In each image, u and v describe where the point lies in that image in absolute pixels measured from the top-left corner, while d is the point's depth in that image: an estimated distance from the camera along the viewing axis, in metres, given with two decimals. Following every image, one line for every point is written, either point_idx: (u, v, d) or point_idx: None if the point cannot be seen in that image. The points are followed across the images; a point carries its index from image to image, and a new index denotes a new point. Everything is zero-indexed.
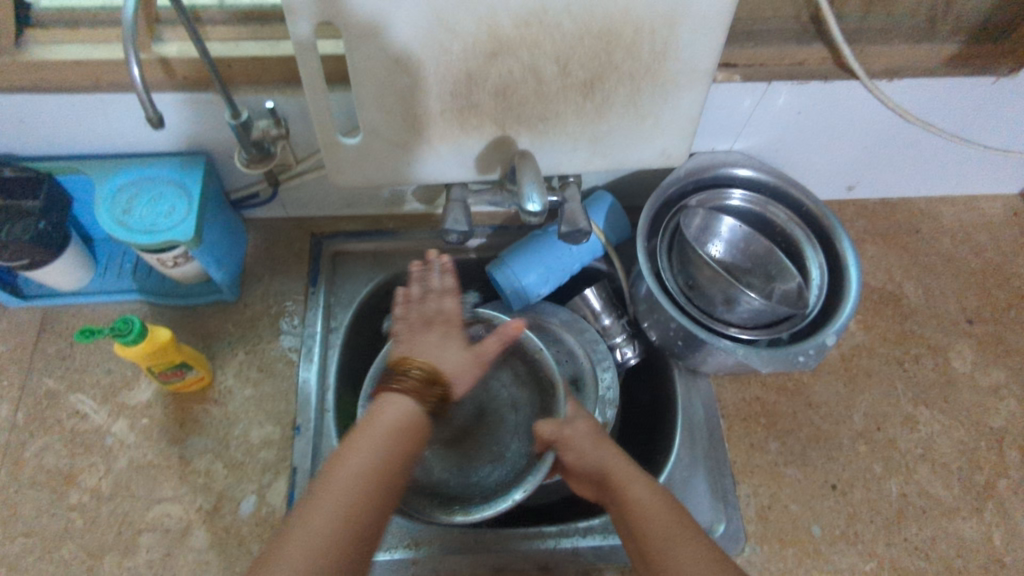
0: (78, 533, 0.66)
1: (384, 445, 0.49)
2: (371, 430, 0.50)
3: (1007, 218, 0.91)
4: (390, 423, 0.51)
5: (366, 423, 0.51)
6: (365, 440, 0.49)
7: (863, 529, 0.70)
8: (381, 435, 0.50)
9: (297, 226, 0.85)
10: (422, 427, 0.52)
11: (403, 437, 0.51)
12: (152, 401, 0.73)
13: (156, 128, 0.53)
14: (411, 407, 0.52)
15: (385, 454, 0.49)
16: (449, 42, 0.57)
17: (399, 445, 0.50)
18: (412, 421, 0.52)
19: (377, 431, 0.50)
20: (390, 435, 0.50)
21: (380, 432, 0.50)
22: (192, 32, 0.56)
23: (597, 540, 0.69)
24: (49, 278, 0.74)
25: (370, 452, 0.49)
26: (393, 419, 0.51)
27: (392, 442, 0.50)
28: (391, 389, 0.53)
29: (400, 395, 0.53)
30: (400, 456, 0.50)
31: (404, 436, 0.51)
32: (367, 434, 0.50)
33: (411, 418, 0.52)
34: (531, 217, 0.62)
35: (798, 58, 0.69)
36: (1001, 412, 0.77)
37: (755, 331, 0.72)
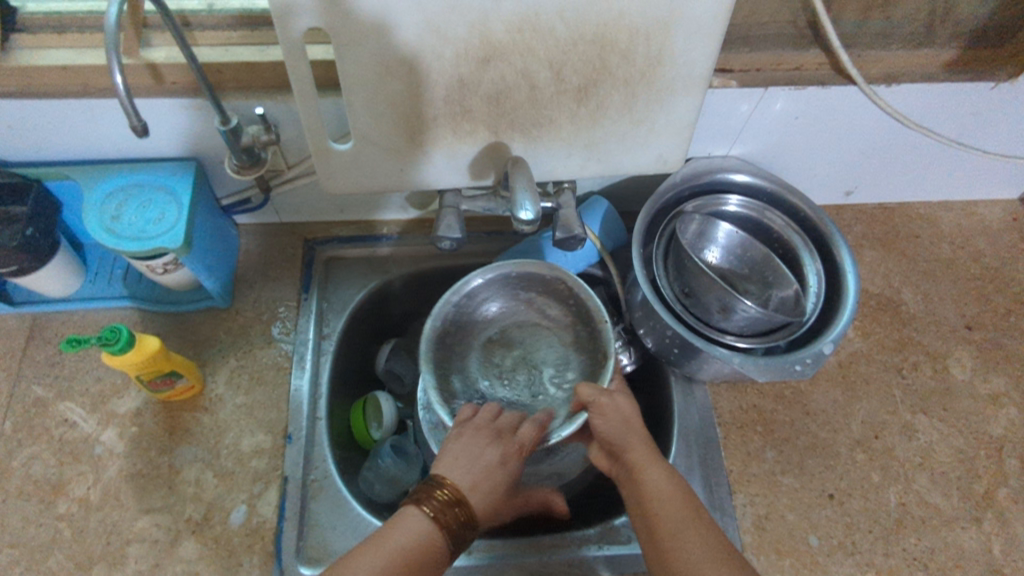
0: (66, 544, 0.65)
1: (392, 570, 0.49)
2: (384, 548, 0.50)
3: (1006, 223, 0.90)
4: (409, 545, 0.51)
5: (382, 537, 0.51)
6: (380, 556, 0.49)
7: (861, 539, 0.69)
8: (395, 557, 0.50)
9: (289, 231, 0.85)
10: (440, 553, 0.52)
11: (415, 565, 0.50)
12: (142, 409, 0.72)
13: (140, 136, 0.52)
14: (428, 532, 0.52)
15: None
16: (440, 48, 0.56)
17: (410, 573, 0.50)
18: (430, 548, 0.51)
19: (390, 553, 0.50)
20: (404, 561, 0.50)
21: (396, 550, 0.50)
22: (179, 37, 0.55)
23: (591, 550, 0.68)
24: (38, 285, 0.73)
25: (376, 571, 0.49)
26: (407, 543, 0.51)
27: (402, 569, 0.49)
28: (414, 506, 0.53)
29: (424, 518, 0.52)
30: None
31: (414, 567, 0.50)
32: (379, 550, 0.50)
33: (424, 543, 0.51)
34: (524, 225, 0.62)
35: (795, 63, 0.69)
36: (1001, 420, 0.76)
37: (752, 339, 0.71)
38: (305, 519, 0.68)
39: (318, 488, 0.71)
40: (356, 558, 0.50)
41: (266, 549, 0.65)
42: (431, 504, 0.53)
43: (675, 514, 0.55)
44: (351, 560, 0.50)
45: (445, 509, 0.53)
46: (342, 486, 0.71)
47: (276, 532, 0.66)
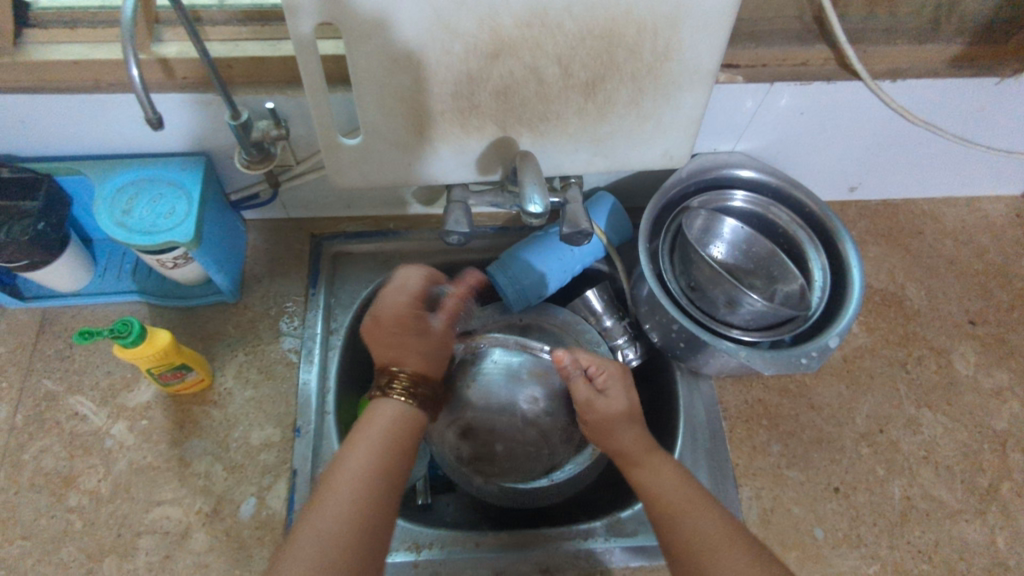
0: (77, 536, 0.65)
1: (384, 448, 0.54)
2: (370, 431, 0.55)
3: (1009, 219, 0.90)
4: (386, 422, 0.56)
5: (362, 429, 0.55)
6: (365, 443, 0.54)
7: (866, 532, 0.69)
8: (377, 439, 0.54)
9: (297, 226, 0.85)
10: (416, 426, 0.58)
11: (400, 438, 0.56)
12: (152, 402, 0.73)
13: (154, 128, 0.52)
14: (402, 409, 0.58)
15: (383, 455, 0.54)
16: (450, 42, 0.56)
17: (395, 448, 0.55)
18: (405, 419, 0.57)
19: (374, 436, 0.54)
20: (388, 439, 0.55)
21: (381, 431, 0.55)
22: (192, 32, 0.55)
23: (598, 543, 0.69)
24: (49, 279, 0.74)
25: (367, 455, 0.53)
26: (388, 423, 0.56)
27: (388, 444, 0.54)
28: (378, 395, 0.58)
29: (392, 401, 0.58)
30: (404, 461, 0.55)
31: (398, 441, 0.55)
32: (360, 441, 0.54)
33: (401, 421, 0.57)
34: (533, 219, 0.62)
35: (802, 58, 0.68)
36: (1004, 414, 0.77)
37: (757, 332, 0.72)
38: None
39: None
40: (347, 451, 0.54)
41: (275, 541, 0.66)
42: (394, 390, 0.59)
43: (679, 500, 0.56)
44: (344, 454, 0.53)
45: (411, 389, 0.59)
46: None
47: (285, 525, 0.67)
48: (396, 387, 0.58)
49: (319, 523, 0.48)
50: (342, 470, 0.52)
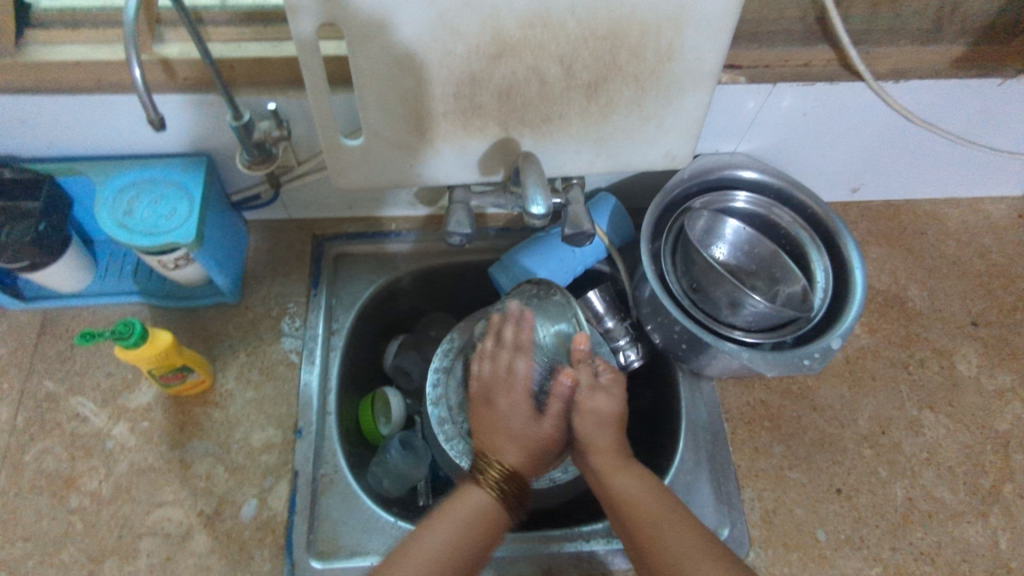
0: (78, 538, 0.65)
1: (461, 536, 0.56)
2: (452, 516, 0.58)
3: (1012, 220, 0.90)
4: (470, 515, 0.58)
5: (450, 509, 0.58)
6: (452, 521, 0.57)
7: (869, 534, 0.69)
8: (459, 528, 0.57)
9: (298, 227, 0.85)
10: (495, 527, 0.58)
11: (478, 534, 0.57)
12: (152, 404, 0.72)
13: (157, 129, 0.52)
14: (490, 505, 0.59)
15: (463, 547, 0.56)
16: (452, 43, 0.56)
17: (473, 545, 0.56)
18: (489, 516, 0.58)
19: (461, 521, 0.57)
20: (471, 527, 0.57)
21: (460, 522, 0.57)
22: (194, 33, 0.55)
23: (599, 544, 0.68)
24: (49, 281, 0.73)
25: (449, 539, 0.56)
26: (471, 516, 0.58)
27: (467, 537, 0.56)
28: (472, 482, 0.60)
29: (482, 492, 0.59)
30: (474, 556, 0.56)
31: (477, 532, 0.57)
32: (447, 519, 0.57)
33: (486, 515, 0.58)
34: (536, 220, 0.62)
35: (805, 59, 0.69)
36: (1007, 416, 0.77)
37: (760, 334, 0.71)
38: (316, 513, 0.69)
39: (328, 483, 0.71)
40: (429, 526, 0.57)
41: (277, 543, 0.66)
42: (485, 484, 0.60)
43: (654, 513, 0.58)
44: (428, 530, 0.57)
45: (505, 489, 0.59)
46: (352, 480, 0.71)
47: (287, 526, 0.67)
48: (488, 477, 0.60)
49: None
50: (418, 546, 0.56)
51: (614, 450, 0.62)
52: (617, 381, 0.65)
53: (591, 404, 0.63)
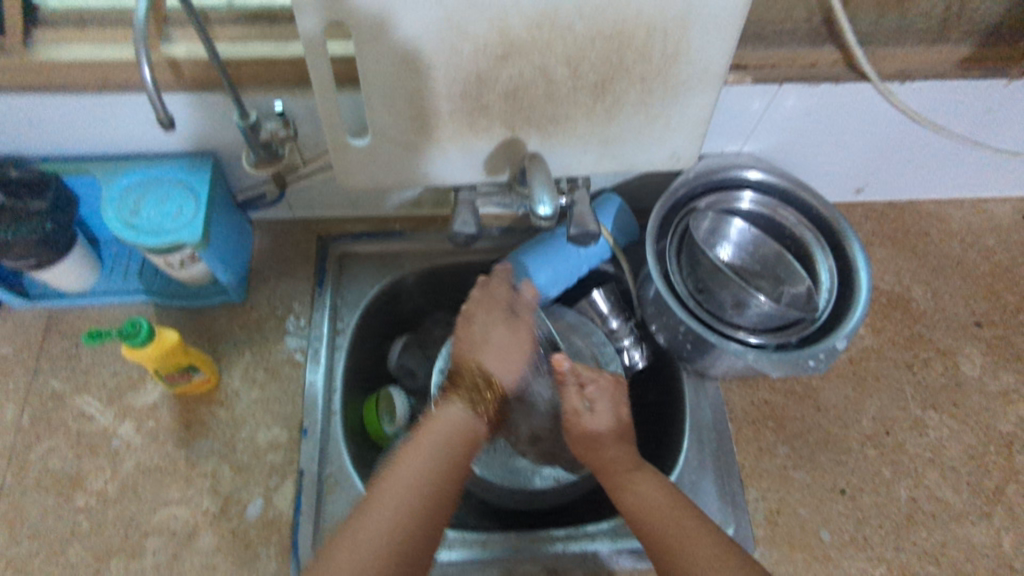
0: (84, 536, 0.65)
1: (441, 452, 0.57)
2: (431, 432, 0.58)
3: (1015, 221, 0.90)
4: (446, 430, 0.59)
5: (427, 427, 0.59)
6: (425, 441, 0.57)
7: (873, 534, 0.69)
8: (437, 442, 0.57)
9: (303, 227, 0.85)
10: (470, 441, 0.59)
11: (458, 445, 0.58)
12: (158, 402, 0.73)
13: (165, 128, 0.52)
14: (465, 415, 0.60)
15: (447, 456, 0.57)
16: (460, 44, 0.56)
17: (452, 456, 0.57)
18: (466, 427, 0.59)
19: (433, 440, 0.57)
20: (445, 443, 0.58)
21: (439, 441, 0.57)
22: (203, 33, 0.55)
23: (604, 544, 0.69)
24: (55, 280, 0.74)
25: (428, 455, 0.56)
26: (449, 428, 0.59)
27: (448, 452, 0.57)
28: (445, 398, 0.62)
29: (456, 405, 0.61)
30: (450, 470, 0.56)
31: (460, 443, 0.58)
32: (421, 439, 0.57)
33: (466, 426, 0.59)
34: (542, 221, 0.62)
35: (810, 60, 0.69)
36: (1011, 417, 0.77)
37: (765, 334, 0.72)
38: (321, 513, 0.69)
39: (333, 483, 0.71)
40: (407, 446, 0.57)
41: (282, 542, 0.66)
42: (456, 397, 0.61)
43: (669, 524, 0.57)
44: (407, 450, 0.57)
45: (478, 395, 0.62)
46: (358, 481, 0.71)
47: (292, 525, 0.67)
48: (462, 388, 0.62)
49: (373, 517, 0.51)
50: (401, 466, 0.55)
51: (622, 461, 0.63)
52: (604, 394, 0.66)
53: (579, 426, 0.64)
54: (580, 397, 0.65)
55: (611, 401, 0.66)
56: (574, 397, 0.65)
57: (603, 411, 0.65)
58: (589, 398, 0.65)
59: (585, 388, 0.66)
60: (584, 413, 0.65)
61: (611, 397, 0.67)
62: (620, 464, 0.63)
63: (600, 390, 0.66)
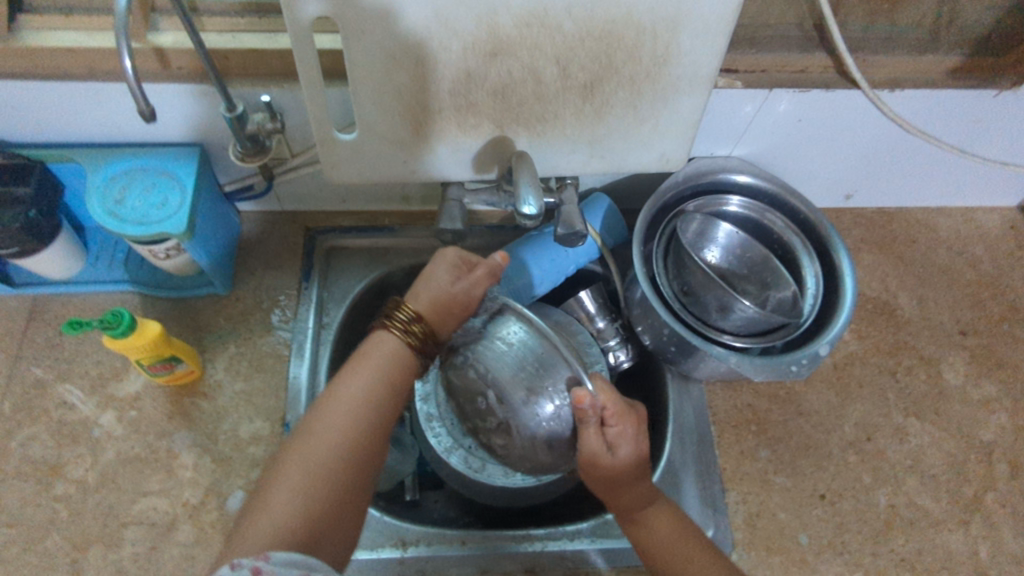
0: (62, 526, 0.65)
1: (376, 381, 0.56)
2: (366, 364, 0.57)
3: (1004, 231, 0.91)
4: (378, 359, 0.57)
5: (361, 358, 0.57)
6: (361, 364, 0.56)
7: (851, 539, 0.70)
8: (375, 371, 0.56)
9: (292, 219, 0.85)
10: (409, 368, 0.58)
11: (396, 373, 0.57)
12: (141, 393, 0.72)
13: (147, 120, 0.53)
14: (400, 349, 0.58)
15: (382, 388, 0.56)
16: (449, 41, 0.56)
17: (389, 383, 0.56)
18: (399, 360, 0.57)
19: (369, 369, 0.56)
20: (381, 366, 0.57)
21: (377, 368, 0.56)
22: (188, 22, 0.54)
23: (583, 544, 0.69)
24: (38, 267, 0.73)
25: (364, 385, 0.55)
26: (384, 355, 0.57)
27: (384, 379, 0.56)
28: (382, 326, 0.59)
29: (391, 334, 0.58)
30: (387, 396, 0.56)
31: (396, 373, 0.57)
32: (357, 369, 0.56)
33: (403, 362, 0.58)
34: (527, 220, 0.62)
35: (800, 66, 0.69)
36: (991, 426, 0.77)
37: (748, 338, 0.72)
38: None
39: None
40: (343, 375, 0.56)
41: None
42: (393, 324, 0.59)
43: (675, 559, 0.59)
44: (339, 382, 0.55)
45: (411, 328, 0.58)
46: None
47: None
48: (397, 322, 0.59)
49: (309, 447, 0.51)
50: (334, 401, 0.54)
51: (643, 497, 0.61)
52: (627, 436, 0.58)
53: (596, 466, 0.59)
54: (600, 437, 0.58)
55: (636, 441, 0.59)
56: (591, 437, 0.58)
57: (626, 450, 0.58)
58: (609, 436, 0.58)
59: (607, 424, 0.58)
60: (604, 453, 0.58)
61: (636, 433, 0.58)
62: (643, 499, 0.61)
63: (623, 426, 0.58)
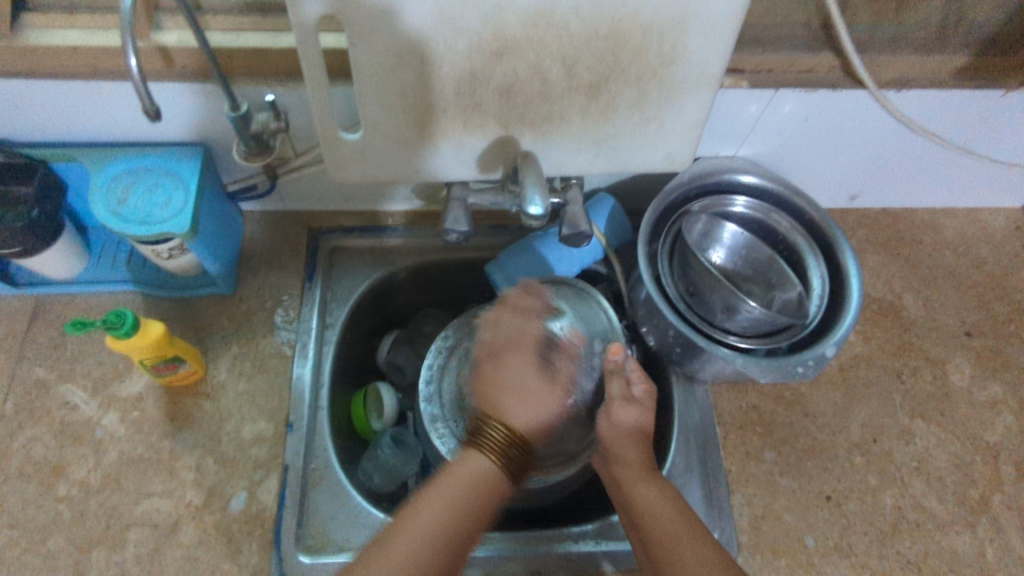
0: (64, 527, 0.65)
1: (456, 509, 0.51)
2: (457, 479, 0.53)
3: (1009, 232, 0.90)
4: (469, 478, 0.53)
5: (445, 475, 0.53)
6: (451, 482, 0.52)
7: (857, 541, 0.69)
8: (457, 495, 0.52)
9: (295, 219, 0.84)
10: (498, 490, 0.54)
11: (484, 494, 0.53)
12: (143, 393, 0.72)
13: (152, 119, 0.52)
14: (490, 470, 0.54)
15: (464, 514, 0.51)
16: (454, 40, 0.56)
17: (477, 508, 0.52)
18: (489, 484, 0.53)
19: (454, 491, 0.52)
20: (470, 488, 0.52)
21: (462, 488, 0.52)
22: (193, 22, 0.54)
23: (589, 545, 0.69)
24: (41, 266, 0.73)
25: (448, 510, 0.51)
26: (473, 475, 0.53)
27: (468, 504, 0.52)
28: (474, 441, 0.55)
29: (484, 450, 0.54)
30: (464, 529, 0.51)
31: (482, 497, 0.52)
32: (446, 487, 0.52)
33: (493, 483, 0.53)
34: (533, 220, 0.62)
35: (808, 65, 0.68)
36: (998, 427, 0.77)
37: (754, 339, 0.72)
38: (304, 509, 0.68)
39: (318, 478, 0.71)
40: (426, 493, 0.52)
41: (265, 536, 0.66)
42: (489, 436, 0.55)
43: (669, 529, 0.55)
44: (423, 499, 0.52)
45: (505, 446, 0.54)
46: (342, 477, 0.71)
47: (274, 520, 0.66)
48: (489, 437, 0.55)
49: (376, 573, 0.47)
50: (411, 522, 0.50)
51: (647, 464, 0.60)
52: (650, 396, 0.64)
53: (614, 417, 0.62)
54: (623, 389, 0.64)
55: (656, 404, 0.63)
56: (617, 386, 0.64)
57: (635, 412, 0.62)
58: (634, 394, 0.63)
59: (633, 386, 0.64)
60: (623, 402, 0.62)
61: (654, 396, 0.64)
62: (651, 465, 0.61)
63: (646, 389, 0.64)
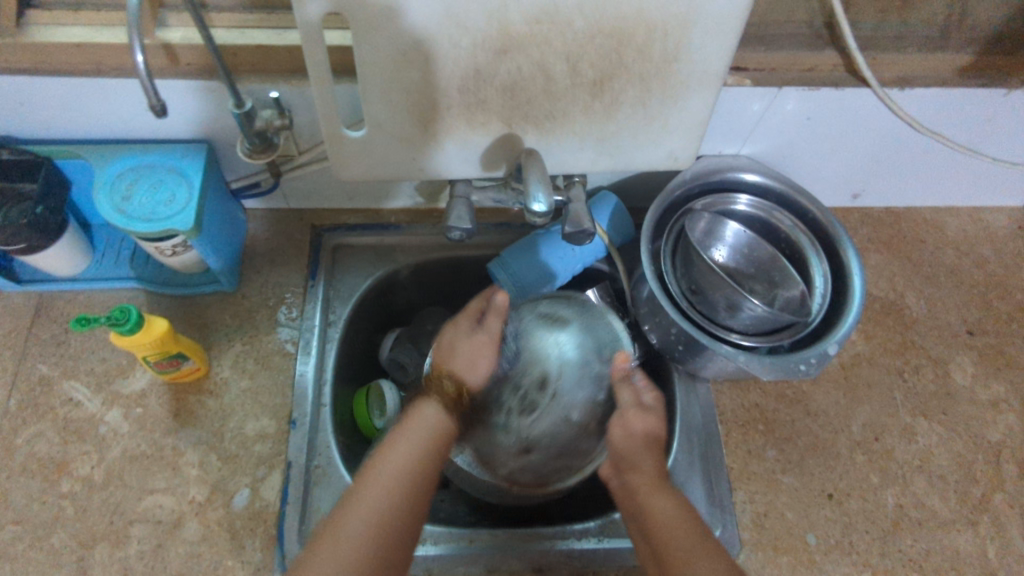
0: (68, 523, 0.65)
1: (414, 458, 0.59)
2: (413, 432, 0.61)
3: (1011, 231, 0.90)
4: (421, 426, 0.62)
5: (399, 434, 0.61)
6: (408, 431, 0.61)
7: (859, 539, 0.70)
8: (415, 443, 0.60)
9: (297, 217, 0.85)
10: (447, 437, 0.62)
11: (436, 444, 0.61)
12: (147, 390, 0.72)
13: (158, 114, 0.53)
14: (438, 420, 0.62)
15: (423, 458, 0.59)
16: (459, 37, 0.56)
17: (429, 453, 0.60)
18: (437, 432, 0.61)
19: (410, 442, 0.60)
20: (423, 439, 0.61)
21: (417, 438, 0.60)
22: (199, 19, 0.54)
23: (591, 543, 0.69)
24: (45, 263, 0.73)
25: (409, 455, 0.59)
26: (424, 427, 0.61)
27: (425, 450, 0.60)
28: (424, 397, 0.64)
29: (433, 407, 0.63)
30: (424, 471, 0.59)
31: (435, 444, 0.61)
32: (403, 437, 0.60)
33: (445, 430, 0.62)
34: (536, 217, 0.62)
35: (810, 64, 0.69)
36: (999, 426, 0.77)
37: (756, 338, 0.72)
38: (307, 506, 0.68)
39: (321, 474, 0.70)
40: (384, 448, 0.60)
41: (268, 533, 0.66)
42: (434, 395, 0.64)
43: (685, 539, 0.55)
44: (388, 446, 0.60)
45: (451, 398, 0.63)
46: (346, 474, 0.70)
47: (277, 517, 0.67)
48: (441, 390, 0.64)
49: (359, 509, 0.55)
50: (383, 462, 0.59)
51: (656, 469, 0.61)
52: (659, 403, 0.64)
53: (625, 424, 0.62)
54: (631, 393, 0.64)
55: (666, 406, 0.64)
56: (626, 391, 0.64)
57: (651, 405, 0.64)
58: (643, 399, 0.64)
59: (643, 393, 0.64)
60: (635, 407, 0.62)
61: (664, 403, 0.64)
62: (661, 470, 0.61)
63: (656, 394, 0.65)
